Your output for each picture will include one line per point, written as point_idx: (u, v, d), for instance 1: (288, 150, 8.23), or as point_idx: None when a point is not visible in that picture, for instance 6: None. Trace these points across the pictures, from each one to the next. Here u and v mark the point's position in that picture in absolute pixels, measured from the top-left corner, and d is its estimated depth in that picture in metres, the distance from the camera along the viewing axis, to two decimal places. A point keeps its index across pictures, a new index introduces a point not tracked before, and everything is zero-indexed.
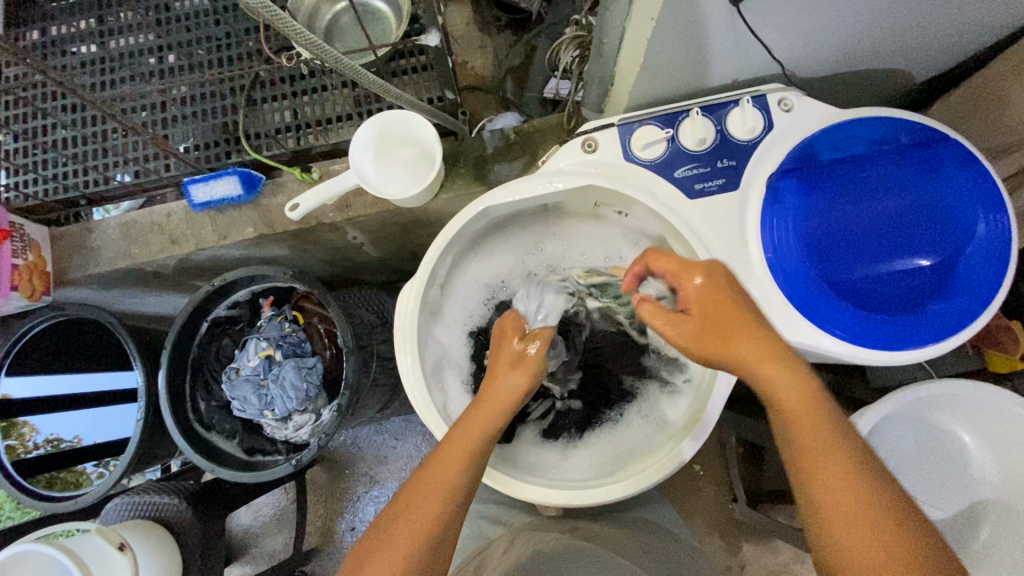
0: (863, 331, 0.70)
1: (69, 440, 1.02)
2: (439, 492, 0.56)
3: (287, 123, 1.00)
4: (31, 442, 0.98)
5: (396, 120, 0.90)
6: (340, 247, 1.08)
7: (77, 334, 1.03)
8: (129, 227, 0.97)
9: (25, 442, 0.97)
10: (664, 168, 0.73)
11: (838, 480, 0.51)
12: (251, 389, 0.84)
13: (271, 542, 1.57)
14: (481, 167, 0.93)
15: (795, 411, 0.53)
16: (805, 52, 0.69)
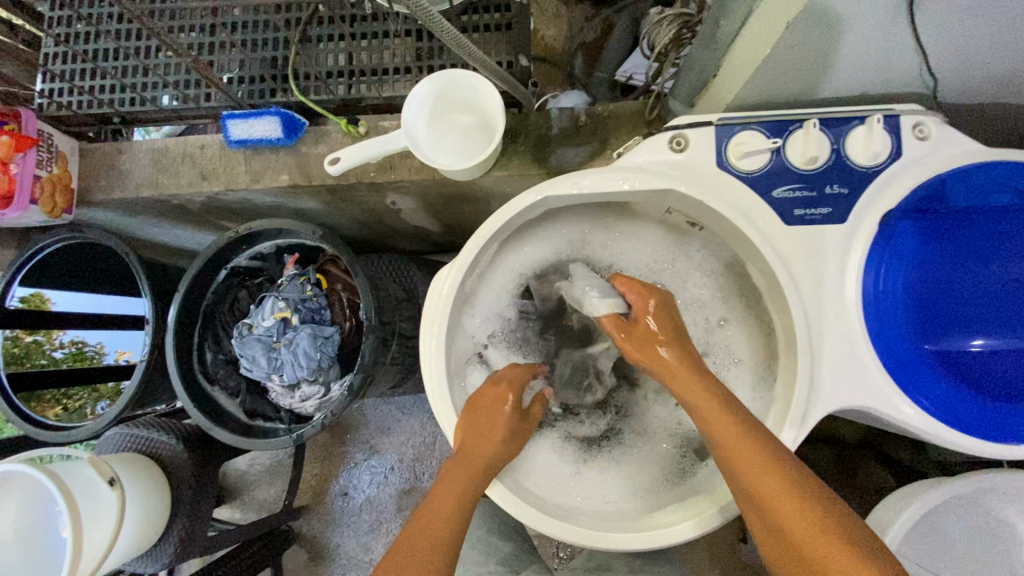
0: (962, 413, 0.59)
1: (92, 344, 1.02)
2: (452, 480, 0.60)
3: (341, 67, 0.91)
4: (58, 341, 0.99)
5: (459, 82, 0.80)
6: (376, 210, 1.00)
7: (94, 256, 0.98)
8: (161, 155, 0.91)
9: (50, 340, 0.98)
10: (761, 183, 0.62)
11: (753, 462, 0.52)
12: (262, 350, 0.79)
13: (263, 492, 1.56)
14: (542, 149, 0.84)
15: (714, 420, 0.56)
16: (961, 71, 0.57)
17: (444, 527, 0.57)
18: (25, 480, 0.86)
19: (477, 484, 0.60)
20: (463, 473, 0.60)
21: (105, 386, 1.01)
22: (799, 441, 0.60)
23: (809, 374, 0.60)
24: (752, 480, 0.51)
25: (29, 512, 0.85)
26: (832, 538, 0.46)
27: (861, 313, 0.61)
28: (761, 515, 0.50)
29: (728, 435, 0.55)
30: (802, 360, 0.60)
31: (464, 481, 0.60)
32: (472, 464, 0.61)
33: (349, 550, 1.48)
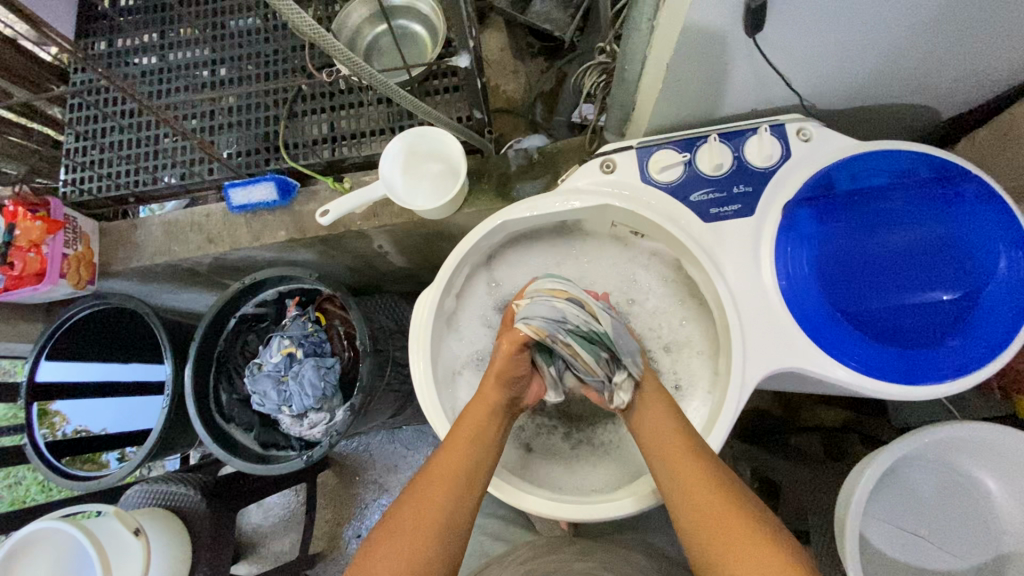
0: (879, 364, 0.68)
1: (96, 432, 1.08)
2: (433, 492, 0.62)
3: (324, 134, 1.05)
4: (62, 431, 1.02)
5: (425, 136, 0.95)
6: (366, 255, 1.13)
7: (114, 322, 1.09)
8: (172, 225, 1.03)
9: (55, 431, 1.01)
10: (680, 191, 0.74)
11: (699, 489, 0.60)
12: (272, 384, 0.88)
13: (279, 543, 1.59)
14: (504, 185, 0.97)
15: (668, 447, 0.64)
16: (824, 84, 0.71)
17: (430, 533, 0.59)
18: (55, 538, 0.91)
19: (455, 494, 0.62)
20: (443, 481, 0.63)
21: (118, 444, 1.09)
22: (743, 405, 0.70)
23: (742, 347, 0.70)
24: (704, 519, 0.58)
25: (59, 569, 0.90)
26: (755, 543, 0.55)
27: (779, 291, 0.71)
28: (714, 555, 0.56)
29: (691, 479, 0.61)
30: (735, 334, 0.70)
31: (440, 496, 0.61)
32: (449, 474, 0.63)
33: None
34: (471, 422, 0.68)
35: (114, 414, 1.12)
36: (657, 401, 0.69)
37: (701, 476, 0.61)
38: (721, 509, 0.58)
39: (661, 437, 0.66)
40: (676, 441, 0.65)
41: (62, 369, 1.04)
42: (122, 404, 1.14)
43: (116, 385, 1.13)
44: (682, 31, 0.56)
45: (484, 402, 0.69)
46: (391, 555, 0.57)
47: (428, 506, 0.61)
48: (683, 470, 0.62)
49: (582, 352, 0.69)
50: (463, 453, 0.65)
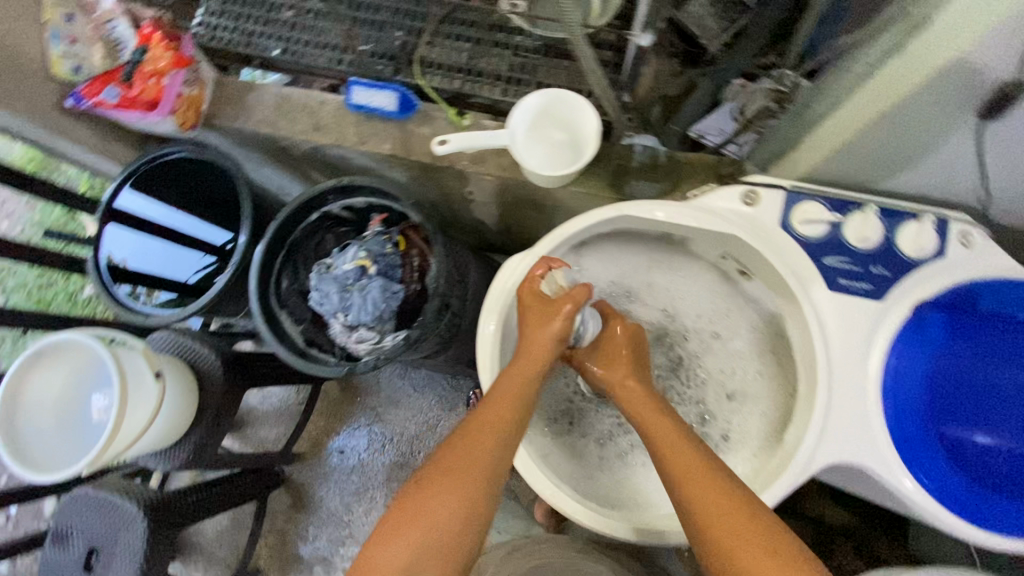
0: (951, 493, 0.65)
1: (116, 260, 1.02)
2: (480, 438, 0.62)
3: (460, 63, 1.01)
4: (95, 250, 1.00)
5: (564, 102, 0.91)
6: (452, 195, 1.11)
7: (190, 169, 1.06)
8: (285, 101, 1.02)
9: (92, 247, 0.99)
10: (814, 250, 0.70)
11: (709, 493, 0.59)
12: (336, 288, 0.88)
13: (265, 431, 1.63)
14: (619, 177, 0.93)
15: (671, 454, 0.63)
16: (1013, 194, 0.65)
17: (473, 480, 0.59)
18: (79, 354, 0.95)
19: (504, 439, 0.63)
20: (491, 428, 0.63)
21: (149, 283, 1.04)
22: (799, 482, 0.67)
23: (819, 425, 0.67)
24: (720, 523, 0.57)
25: (72, 382, 0.95)
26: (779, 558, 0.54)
27: (878, 387, 0.67)
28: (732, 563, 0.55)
29: (692, 481, 0.60)
30: (818, 411, 0.66)
31: (492, 441, 0.62)
32: (498, 421, 0.63)
33: (331, 506, 1.57)
34: (518, 369, 0.68)
35: (137, 249, 1.04)
36: (645, 398, 0.71)
37: (717, 487, 0.59)
38: (751, 537, 0.55)
39: (676, 463, 0.62)
40: (694, 476, 0.60)
41: (134, 200, 1.03)
42: (151, 242, 1.06)
43: (180, 234, 1.08)
44: (911, 88, 0.52)
45: (535, 360, 0.69)
46: (436, 507, 0.57)
47: (473, 457, 0.60)
48: (704, 501, 0.58)
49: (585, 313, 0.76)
50: (511, 404, 0.65)
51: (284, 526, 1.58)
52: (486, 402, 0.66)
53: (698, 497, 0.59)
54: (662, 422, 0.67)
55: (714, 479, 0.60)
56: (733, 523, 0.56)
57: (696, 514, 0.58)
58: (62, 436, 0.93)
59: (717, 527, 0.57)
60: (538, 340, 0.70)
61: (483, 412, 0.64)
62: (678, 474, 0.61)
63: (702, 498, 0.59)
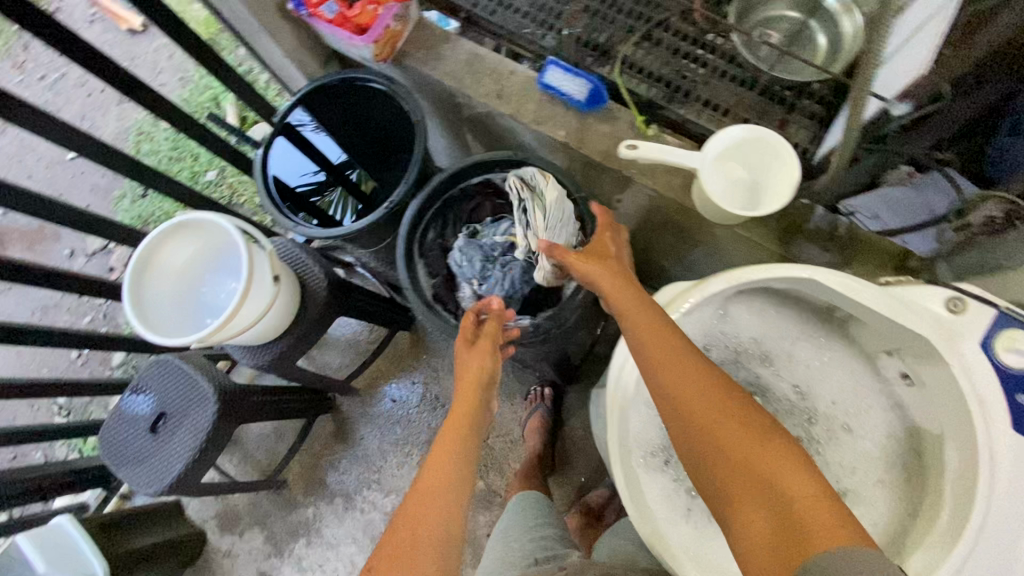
0: None
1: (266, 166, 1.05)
2: (454, 423, 0.72)
3: (663, 75, 1.00)
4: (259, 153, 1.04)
5: (764, 143, 0.87)
6: (601, 198, 1.09)
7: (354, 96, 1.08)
8: (476, 60, 1.03)
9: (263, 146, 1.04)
10: (1011, 381, 0.64)
11: (715, 424, 0.58)
12: (482, 256, 0.90)
13: (330, 356, 1.68)
14: (789, 235, 0.89)
15: (674, 385, 0.62)
16: None
17: (451, 458, 0.67)
18: (217, 233, 1.04)
19: (472, 411, 0.74)
20: (461, 405, 0.74)
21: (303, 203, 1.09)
22: None
23: (962, 565, 0.62)
24: (736, 455, 0.56)
25: (205, 260, 1.06)
26: (788, 478, 0.53)
27: None
28: (748, 497, 0.54)
29: (697, 404, 0.60)
30: (965, 550, 0.61)
31: (460, 426, 0.71)
32: (464, 402, 0.74)
33: (369, 447, 1.61)
34: (475, 355, 0.78)
35: (283, 157, 1.08)
36: (638, 318, 0.69)
37: (725, 420, 0.58)
38: (762, 468, 0.54)
39: (662, 366, 0.63)
40: (692, 397, 0.61)
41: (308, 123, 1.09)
42: (293, 152, 1.09)
43: (313, 149, 1.12)
44: None
45: (489, 339, 0.80)
46: (426, 490, 0.64)
47: (449, 442, 0.69)
48: (711, 432, 0.58)
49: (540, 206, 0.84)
50: (474, 376, 0.77)
51: (320, 451, 1.63)
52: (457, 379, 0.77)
53: (707, 435, 0.58)
54: (660, 348, 0.65)
55: (722, 409, 0.59)
56: (725, 423, 0.58)
57: (691, 419, 0.60)
58: (180, 309, 1.03)
59: (736, 464, 0.56)
60: (487, 337, 0.80)
61: (458, 388, 0.76)
62: (684, 405, 0.61)
63: (714, 430, 0.58)
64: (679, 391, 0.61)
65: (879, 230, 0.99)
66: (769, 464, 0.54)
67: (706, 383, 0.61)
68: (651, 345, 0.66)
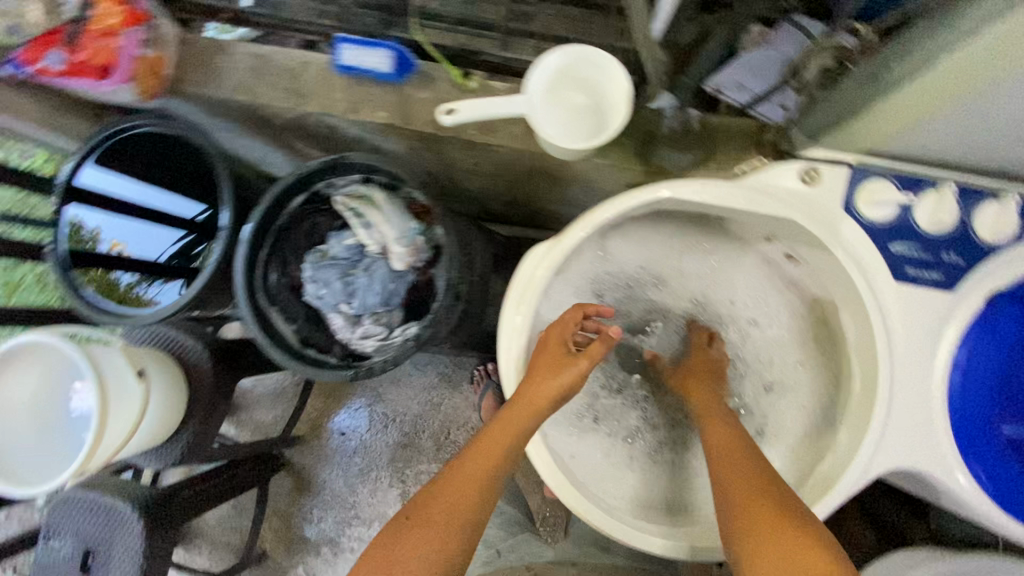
0: (1011, 495, 0.61)
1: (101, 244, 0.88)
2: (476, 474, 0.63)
3: (466, 18, 0.92)
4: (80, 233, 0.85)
5: (588, 60, 0.79)
6: (456, 167, 1.00)
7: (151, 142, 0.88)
8: (262, 62, 0.89)
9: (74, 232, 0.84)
10: (880, 235, 0.62)
11: (763, 509, 0.56)
12: (337, 275, 0.79)
13: (261, 414, 1.56)
14: (646, 148, 0.84)
15: (735, 467, 0.61)
16: None
17: (462, 517, 0.60)
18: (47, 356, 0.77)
19: (497, 469, 0.64)
20: (496, 451, 0.65)
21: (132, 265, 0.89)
22: (855, 489, 0.62)
23: (881, 429, 0.61)
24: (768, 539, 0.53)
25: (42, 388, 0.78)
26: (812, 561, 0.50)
27: (945, 386, 0.61)
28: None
29: (752, 495, 0.57)
30: (879, 416, 0.61)
31: (486, 472, 0.63)
32: (488, 456, 0.64)
33: (336, 488, 1.53)
34: (527, 395, 0.66)
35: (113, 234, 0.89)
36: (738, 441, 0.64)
37: (772, 508, 0.55)
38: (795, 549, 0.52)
39: (731, 475, 0.60)
40: (751, 487, 0.58)
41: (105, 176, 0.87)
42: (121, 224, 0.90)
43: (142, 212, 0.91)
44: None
45: (541, 395, 0.66)
46: (421, 540, 0.58)
47: (462, 493, 0.61)
48: (755, 518, 0.55)
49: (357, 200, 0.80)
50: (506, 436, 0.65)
51: (288, 509, 1.54)
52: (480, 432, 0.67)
53: (749, 516, 0.55)
54: (737, 445, 0.63)
55: (770, 495, 0.57)
56: (771, 517, 0.55)
57: (735, 499, 0.58)
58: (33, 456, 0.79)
59: (772, 544, 0.53)
60: (552, 344, 0.70)
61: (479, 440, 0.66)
62: (739, 492, 0.58)
63: (757, 509, 0.56)
64: (738, 472, 0.60)
65: (747, 101, 0.86)
66: (805, 543, 0.52)
67: (773, 477, 0.59)
68: (732, 446, 0.63)
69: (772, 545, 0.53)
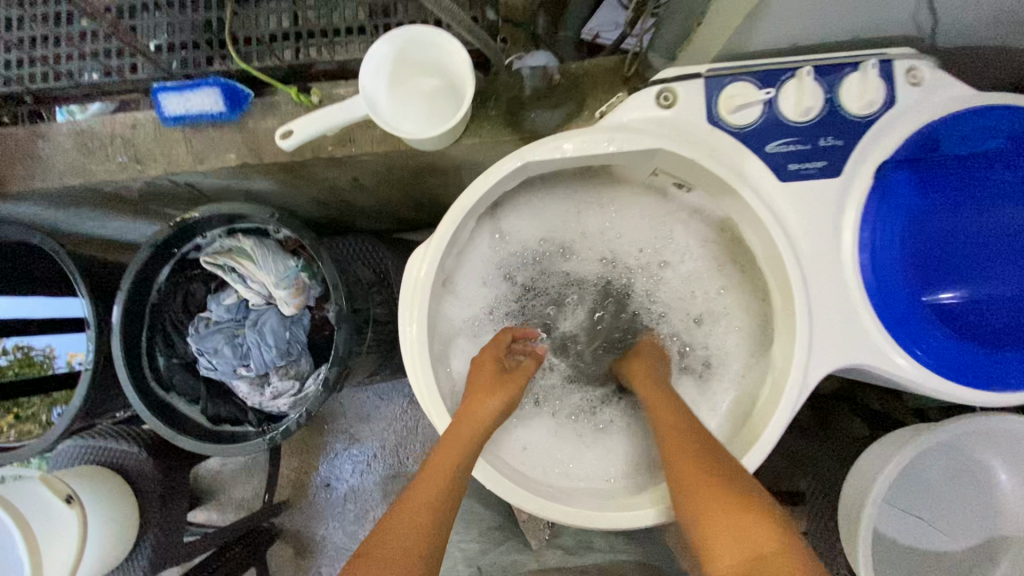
0: (956, 365, 0.58)
1: (40, 350, 0.90)
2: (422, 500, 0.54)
3: (285, 28, 0.83)
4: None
5: (420, 42, 0.73)
6: (338, 188, 0.93)
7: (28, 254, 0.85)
8: (85, 137, 0.80)
9: None
10: (753, 139, 0.58)
11: (722, 498, 0.50)
12: (225, 339, 0.73)
13: (239, 491, 1.49)
14: (514, 113, 0.78)
15: (685, 449, 0.55)
16: (954, 8, 0.54)
17: (411, 553, 0.50)
18: None
19: (448, 494, 0.55)
20: (447, 467, 0.56)
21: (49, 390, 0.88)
22: (801, 404, 0.59)
23: (807, 336, 0.58)
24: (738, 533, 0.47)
25: None
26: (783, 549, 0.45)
27: (859, 274, 0.58)
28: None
29: (708, 485, 0.51)
30: (801, 320, 0.58)
31: (438, 498, 0.54)
32: (443, 470, 0.56)
33: (337, 542, 1.46)
34: (470, 413, 0.61)
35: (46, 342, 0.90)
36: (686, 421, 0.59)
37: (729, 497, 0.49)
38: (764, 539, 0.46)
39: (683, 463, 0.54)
40: (705, 470, 0.53)
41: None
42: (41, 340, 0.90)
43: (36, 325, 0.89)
44: None
45: (476, 422, 0.60)
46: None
47: (411, 525, 0.52)
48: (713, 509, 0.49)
49: (225, 257, 0.72)
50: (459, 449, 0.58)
51: None
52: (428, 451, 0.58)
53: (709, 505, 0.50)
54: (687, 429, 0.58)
55: (726, 483, 0.51)
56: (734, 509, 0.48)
57: (689, 494, 0.52)
58: None
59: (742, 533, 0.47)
60: (491, 364, 0.66)
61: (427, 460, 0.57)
62: (692, 482, 0.52)
63: (718, 497, 0.50)
64: (696, 459, 0.54)
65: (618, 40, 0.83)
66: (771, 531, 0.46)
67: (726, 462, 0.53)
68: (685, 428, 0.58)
69: (726, 545, 0.47)
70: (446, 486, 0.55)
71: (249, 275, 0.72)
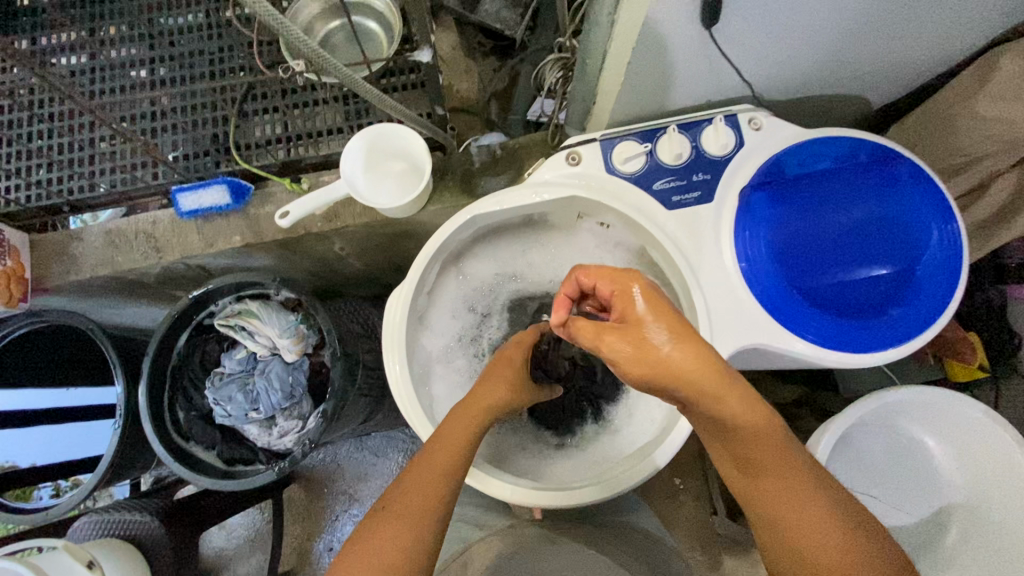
0: (833, 336, 0.73)
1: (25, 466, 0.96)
2: (439, 465, 0.60)
3: (278, 134, 1.02)
4: None
5: (388, 134, 0.92)
6: (327, 257, 1.09)
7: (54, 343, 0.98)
8: (112, 234, 0.96)
9: None
10: (643, 181, 0.77)
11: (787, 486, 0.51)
12: (237, 387, 0.85)
13: (243, 565, 1.51)
14: (468, 182, 0.97)
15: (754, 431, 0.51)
16: (770, 76, 0.75)
17: (425, 509, 0.57)
18: None
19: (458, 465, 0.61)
20: (460, 446, 0.63)
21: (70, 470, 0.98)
22: None
23: (708, 326, 0.74)
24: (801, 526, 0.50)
25: None
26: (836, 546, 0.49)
27: (741, 275, 0.75)
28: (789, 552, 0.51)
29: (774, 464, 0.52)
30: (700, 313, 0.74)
31: (450, 470, 0.60)
32: (453, 447, 0.62)
33: None
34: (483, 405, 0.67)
35: (47, 441, 0.99)
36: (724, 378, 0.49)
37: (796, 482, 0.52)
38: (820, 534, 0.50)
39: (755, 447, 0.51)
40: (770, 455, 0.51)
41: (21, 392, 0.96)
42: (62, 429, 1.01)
43: (63, 411, 1.01)
44: (642, 30, 0.59)
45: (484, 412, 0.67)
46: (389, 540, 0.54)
47: (427, 484, 0.58)
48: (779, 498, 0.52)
49: (236, 317, 0.87)
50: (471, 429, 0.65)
51: None
52: (445, 429, 0.65)
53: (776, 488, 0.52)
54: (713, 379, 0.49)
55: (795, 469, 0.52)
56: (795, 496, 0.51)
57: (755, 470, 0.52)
58: None
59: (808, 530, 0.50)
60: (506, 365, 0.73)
61: (443, 436, 0.64)
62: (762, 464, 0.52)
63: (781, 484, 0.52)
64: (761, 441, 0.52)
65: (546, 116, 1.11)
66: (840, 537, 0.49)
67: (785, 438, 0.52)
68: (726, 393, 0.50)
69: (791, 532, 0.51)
70: (459, 458, 0.62)
71: (257, 331, 0.86)
